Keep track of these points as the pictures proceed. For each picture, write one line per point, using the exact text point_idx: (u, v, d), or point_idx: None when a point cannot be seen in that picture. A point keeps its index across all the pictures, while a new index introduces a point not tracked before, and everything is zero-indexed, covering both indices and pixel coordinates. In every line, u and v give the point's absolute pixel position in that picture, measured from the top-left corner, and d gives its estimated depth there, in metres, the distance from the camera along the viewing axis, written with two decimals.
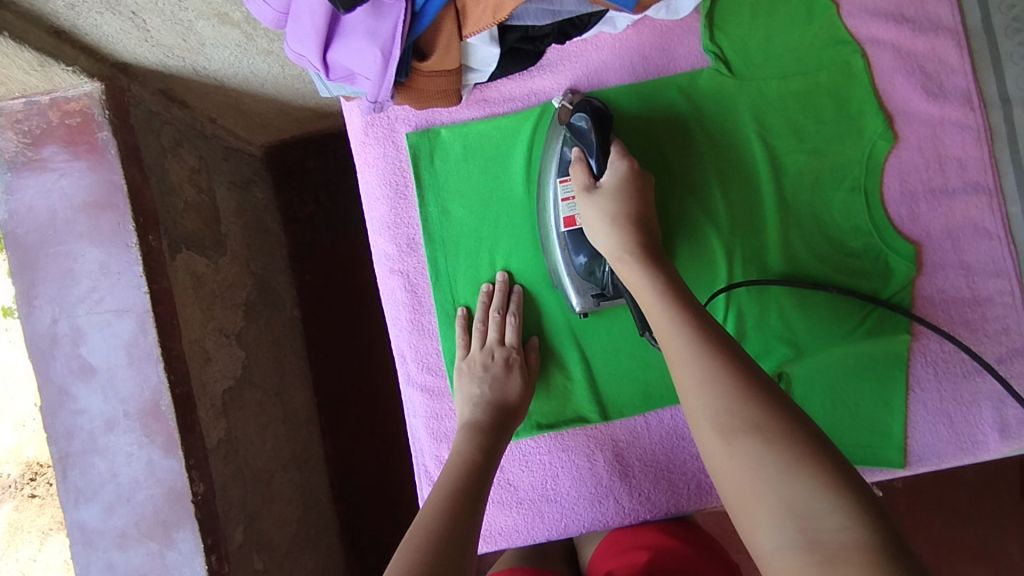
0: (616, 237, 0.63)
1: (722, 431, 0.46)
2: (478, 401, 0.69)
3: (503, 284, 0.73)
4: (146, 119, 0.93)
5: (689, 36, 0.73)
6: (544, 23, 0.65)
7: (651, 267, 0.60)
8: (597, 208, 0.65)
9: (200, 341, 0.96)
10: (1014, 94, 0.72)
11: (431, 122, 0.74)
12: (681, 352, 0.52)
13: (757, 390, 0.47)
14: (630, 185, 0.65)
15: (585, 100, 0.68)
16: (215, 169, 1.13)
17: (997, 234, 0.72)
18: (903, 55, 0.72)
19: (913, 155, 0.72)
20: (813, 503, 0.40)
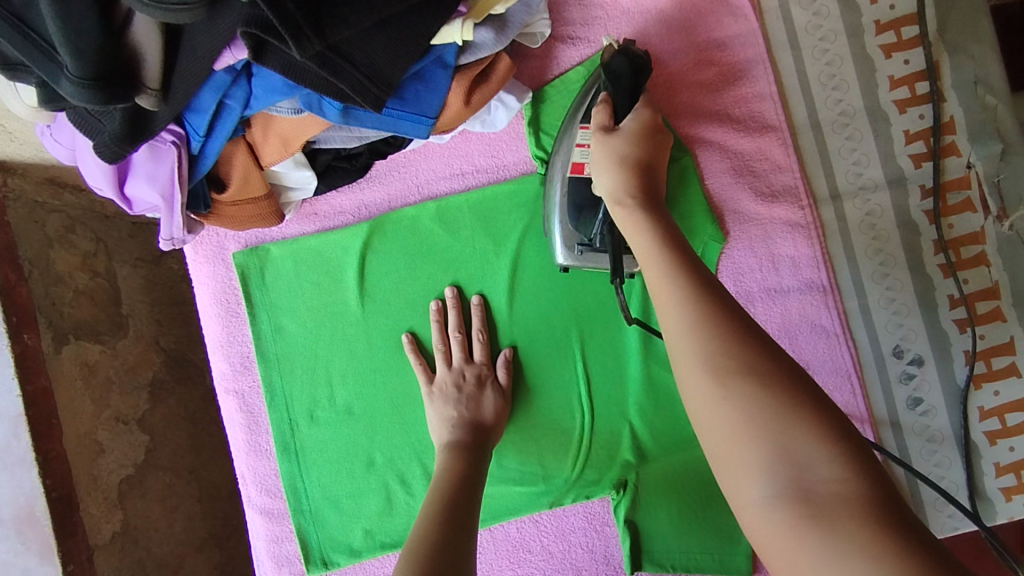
0: (615, 176, 0.54)
1: (714, 372, 0.39)
2: (456, 423, 0.68)
3: (454, 299, 0.71)
4: (25, 212, 0.83)
5: (516, 143, 0.72)
6: (353, 145, 0.64)
7: (649, 212, 0.52)
8: (603, 150, 0.56)
9: (92, 433, 0.85)
10: (843, 188, 0.72)
11: (261, 239, 0.72)
12: (673, 300, 0.43)
13: (742, 334, 0.40)
14: (649, 133, 0.57)
15: (626, 48, 0.63)
16: (119, 249, 0.94)
17: (835, 331, 0.71)
18: (730, 155, 0.72)
19: (745, 254, 0.72)
20: (808, 451, 0.35)
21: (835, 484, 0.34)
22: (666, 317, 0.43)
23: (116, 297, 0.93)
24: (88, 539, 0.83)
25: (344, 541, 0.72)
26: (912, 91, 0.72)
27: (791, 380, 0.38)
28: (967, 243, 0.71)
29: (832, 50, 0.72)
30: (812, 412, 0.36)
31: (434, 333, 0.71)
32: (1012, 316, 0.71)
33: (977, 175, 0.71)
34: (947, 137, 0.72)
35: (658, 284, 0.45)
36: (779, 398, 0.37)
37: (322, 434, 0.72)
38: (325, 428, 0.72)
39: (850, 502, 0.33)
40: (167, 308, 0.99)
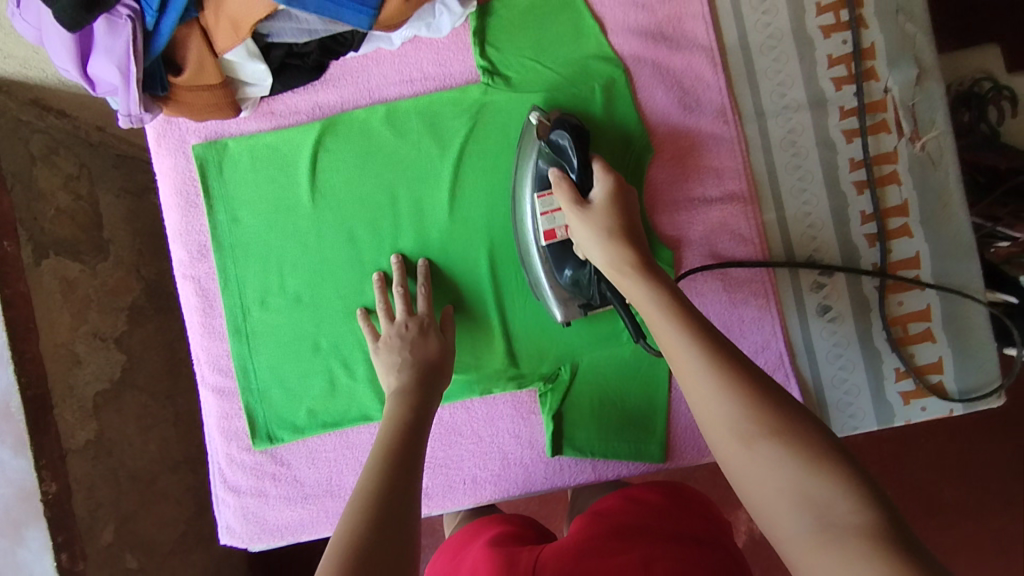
0: (611, 253, 0.63)
1: (742, 436, 0.46)
2: (399, 364, 0.69)
3: (398, 265, 0.75)
4: (9, 127, 0.89)
5: (462, 53, 0.77)
6: (304, 40, 0.69)
7: (651, 278, 0.60)
8: (583, 226, 0.64)
9: (69, 345, 0.90)
10: (768, 107, 0.77)
11: (220, 133, 0.77)
12: (704, 382, 0.50)
13: (768, 403, 0.47)
14: (618, 203, 0.65)
15: (562, 119, 0.70)
16: (102, 177, 1.03)
17: (751, 240, 0.76)
18: (662, 71, 0.76)
19: (673, 167, 0.76)
20: (820, 489, 0.42)
21: (850, 515, 0.40)
22: (688, 376, 0.52)
23: (97, 221, 1.00)
24: (63, 441, 0.86)
25: (288, 418, 0.78)
26: (836, 18, 0.76)
27: (806, 432, 0.45)
28: (882, 162, 0.76)
29: None
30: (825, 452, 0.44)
31: (378, 294, 0.75)
32: (918, 232, 0.76)
33: (892, 98, 0.76)
34: (868, 62, 0.76)
35: (678, 357, 0.53)
36: (802, 450, 0.44)
37: (271, 319, 0.77)
38: (274, 314, 0.77)
39: (861, 528, 0.39)
40: (144, 238, 1.09)
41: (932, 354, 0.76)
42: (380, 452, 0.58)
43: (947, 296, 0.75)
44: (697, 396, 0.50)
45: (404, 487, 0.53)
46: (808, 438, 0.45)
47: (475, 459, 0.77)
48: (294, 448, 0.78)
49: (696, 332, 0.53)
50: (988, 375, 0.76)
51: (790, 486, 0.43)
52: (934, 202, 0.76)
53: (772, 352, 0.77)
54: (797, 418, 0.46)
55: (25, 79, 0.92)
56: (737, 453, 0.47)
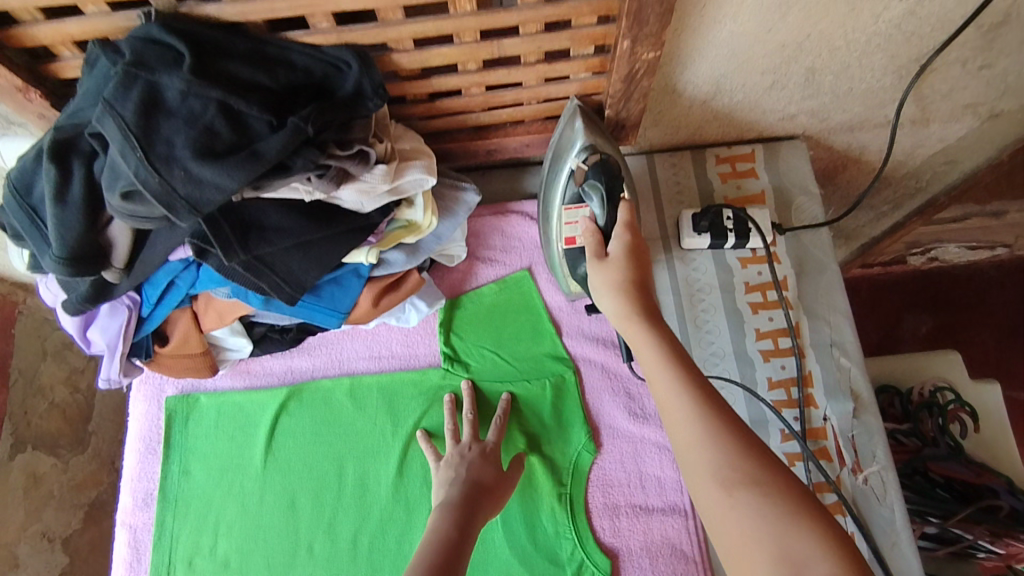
0: (620, 300, 0.61)
1: (723, 483, 0.48)
2: (452, 480, 0.71)
3: (467, 392, 0.80)
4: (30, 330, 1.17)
5: (429, 338, 0.84)
6: (285, 322, 0.78)
7: (659, 328, 0.58)
8: (598, 276, 0.63)
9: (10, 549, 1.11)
10: None
11: (195, 388, 0.82)
12: (688, 423, 0.51)
13: (744, 444, 0.49)
14: (636, 254, 0.64)
15: (601, 163, 0.68)
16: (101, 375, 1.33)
17: (694, 557, 0.74)
18: (610, 375, 0.82)
19: (615, 468, 0.78)
20: (804, 551, 0.44)
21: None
22: (677, 430, 0.52)
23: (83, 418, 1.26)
24: None
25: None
26: (776, 344, 0.83)
27: (788, 483, 0.47)
28: (825, 490, 0.76)
29: (707, 300, 0.85)
30: (807, 509, 0.46)
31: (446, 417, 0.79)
32: None
33: (832, 427, 0.79)
34: (807, 388, 0.80)
35: (664, 396, 0.53)
36: (779, 504, 0.46)
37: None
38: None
39: None
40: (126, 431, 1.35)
41: None
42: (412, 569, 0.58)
43: None
44: (681, 444, 0.51)
45: None
46: (791, 497, 0.46)
47: None
48: None
49: (692, 378, 0.53)
50: None
51: (770, 548, 0.44)
52: (882, 540, 0.74)
53: None
54: (779, 468, 0.48)
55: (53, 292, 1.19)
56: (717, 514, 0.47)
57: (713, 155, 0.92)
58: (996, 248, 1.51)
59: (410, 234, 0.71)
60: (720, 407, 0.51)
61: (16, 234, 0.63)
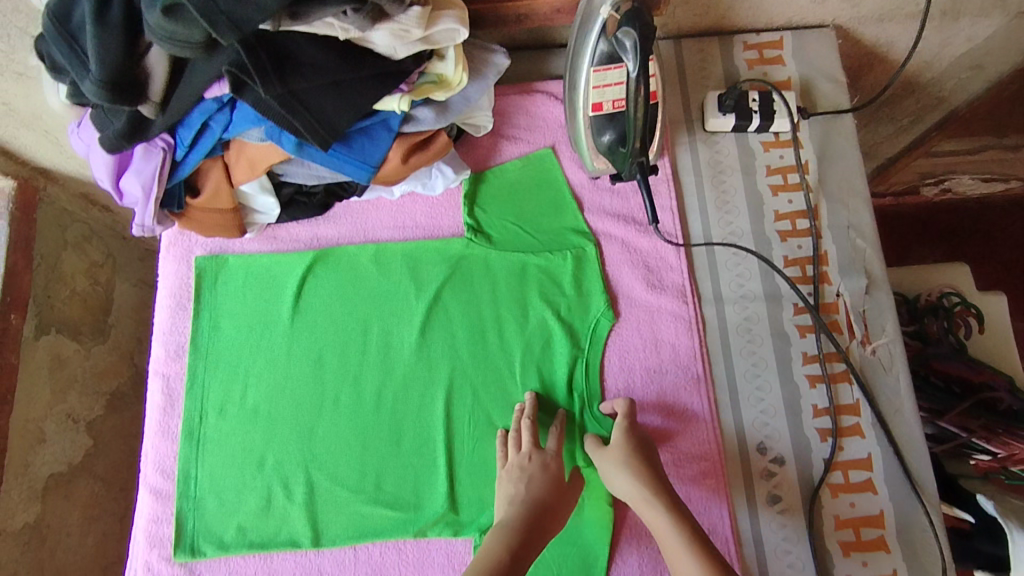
0: (633, 487, 0.69)
1: None
2: (513, 499, 0.70)
3: (530, 404, 0.76)
4: (53, 216, 1.25)
5: (453, 210, 0.86)
6: (313, 183, 0.79)
7: (677, 517, 0.66)
8: (608, 460, 0.72)
9: (39, 423, 1.21)
10: (726, 294, 0.82)
11: (223, 250, 0.85)
12: None
13: None
14: (633, 445, 0.71)
15: (635, 13, 0.68)
16: (122, 268, 1.44)
17: (704, 416, 0.77)
18: (630, 250, 0.83)
19: (632, 334, 0.81)
20: None
21: None
22: None
23: (103, 305, 1.38)
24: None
25: (216, 531, 0.76)
26: (794, 225, 0.84)
27: None
28: (834, 359, 0.79)
29: (728, 182, 0.86)
30: None
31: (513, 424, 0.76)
32: (870, 433, 0.77)
33: (845, 302, 0.81)
34: (821, 266, 0.82)
35: (683, 574, 0.62)
36: None
37: (225, 428, 0.79)
38: (229, 423, 0.79)
39: None
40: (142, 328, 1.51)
41: (886, 567, 0.72)
42: None
43: (897, 506, 0.74)
44: None
45: None
46: None
47: None
48: (213, 567, 0.75)
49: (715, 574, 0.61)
50: None
51: None
52: (885, 405, 0.78)
53: (718, 539, 0.73)
54: None
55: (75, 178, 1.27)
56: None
57: (741, 41, 0.91)
58: (1012, 183, 1.48)
59: (441, 90, 0.72)
60: None
61: (54, 65, 0.64)
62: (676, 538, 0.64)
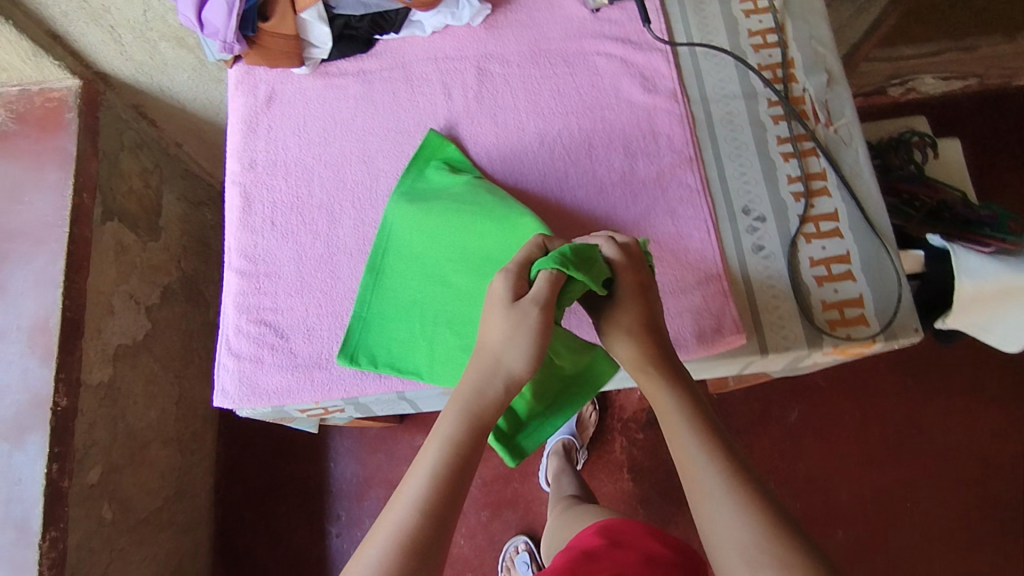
0: (637, 356, 0.70)
1: (749, 562, 0.57)
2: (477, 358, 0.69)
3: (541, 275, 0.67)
4: (113, 119, 1.40)
5: (477, 43, 1.02)
6: (360, 13, 0.95)
7: (680, 391, 0.68)
8: (614, 332, 0.72)
9: (109, 297, 1.36)
10: (710, 95, 0.97)
11: (284, 84, 1.01)
12: (711, 484, 0.62)
13: (764, 522, 0.59)
14: (637, 307, 0.71)
15: None
16: (168, 179, 1.61)
17: (696, 186, 0.92)
18: (627, 64, 0.99)
19: (633, 128, 0.96)
20: None
21: None
22: (701, 476, 0.63)
23: (155, 207, 1.55)
24: (79, 367, 1.23)
25: (372, 348, 0.85)
26: (765, 40, 1.00)
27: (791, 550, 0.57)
28: (805, 139, 0.94)
29: (708, 9, 1.02)
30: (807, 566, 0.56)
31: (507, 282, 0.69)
32: (836, 193, 0.92)
33: (810, 96, 0.96)
34: (790, 69, 0.98)
35: (688, 462, 0.64)
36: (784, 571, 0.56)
37: (405, 278, 0.86)
38: (397, 270, 0.87)
39: None
40: (189, 239, 1.67)
41: (854, 292, 0.88)
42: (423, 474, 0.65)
43: (862, 246, 0.89)
44: (702, 493, 0.62)
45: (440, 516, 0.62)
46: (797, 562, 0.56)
47: None
48: (294, 326, 0.90)
49: (720, 462, 0.63)
50: (903, 313, 0.86)
51: None
52: (847, 171, 0.93)
53: (713, 277, 0.88)
54: (782, 531, 0.58)
55: (131, 86, 1.42)
56: (724, 518, 0.60)
57: None
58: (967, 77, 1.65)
59: None
60: (743, 478, 0.62)
61: None
62: (676, 414, 0.67)
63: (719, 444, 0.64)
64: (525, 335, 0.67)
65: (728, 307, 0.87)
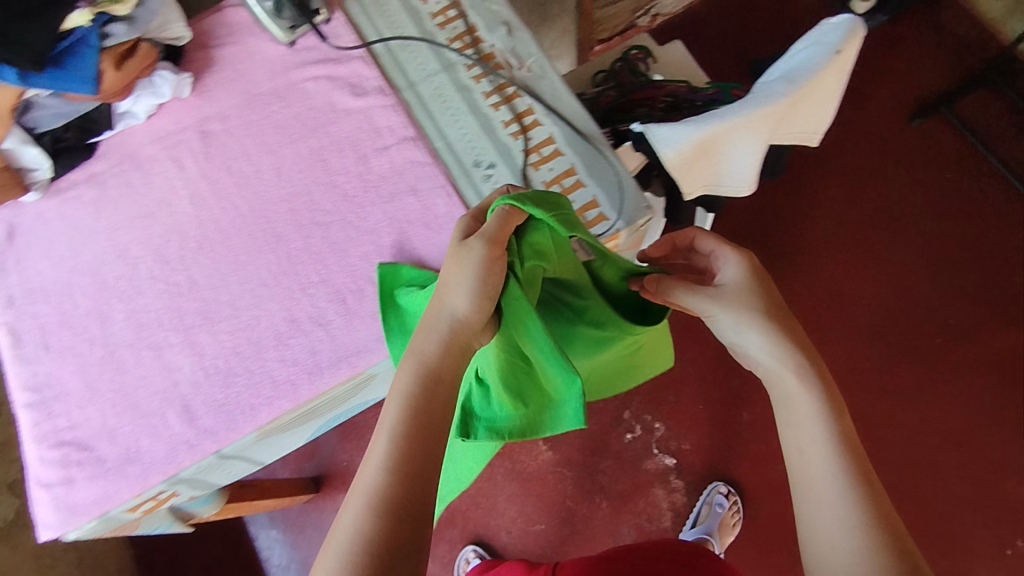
0: (763, 336, 0.74)
1: (863, 536, 0.64)
2: (438, 317, 0.73)
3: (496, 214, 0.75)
4: None
5: (192, 111, 1.06)
6: (62, 123, 0.98)
7: (818, 373, 0.72)
8: (726, 306, 0.76)
9: None
10: (414, 79, 1.05)
11: (16, 212, 1.01)
12: (829, 463, 0.68)
13: (870, 503, 0.66)
14: (749, 282, 0.78)
15: None
16: None
17: (426, 160, 0.99)
18: (333, 79, 1.05)
19: (357, 131, 1.02)
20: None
21: None
22: (812, 457, 0.69)
23: None
24: None
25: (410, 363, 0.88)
26: (445, 16, 1.09)
27: (885, 530, 0.65)
28: (506, 86, 1.03)
29: (389, 9, 1.10)
30: (893, 552, 0.63)
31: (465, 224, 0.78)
32: (546, 121, 1.01)
33: (498, 49, 1.06)
34: (474, 33, 1.07)
35: (804, 448, 0.70)
36: (877, 547, 0.64)
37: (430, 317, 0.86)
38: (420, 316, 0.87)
39: None
40: None
41: (587, 196, 0.96)
42: (403, 432, 0.65)
43: (581, 156, 0.98)
44: (821, 474, 0.68)
45: (405, 481, 0.63)
46: (887, 535, 0.64)
47: (249, 389, 0.90)
48: (96, 434, 0.89)
49: (849, 449, 0.69)
50: (633, 198, 0.95)
51: None
52: (549, 99, 1.02)
53: None
54: (878, 513, 0.66)
55: None
56: (846, 532, 0.65)
57: None
58: None
59: (118, 4, 0.90)
60: (855, 464, 0.68)
61: None
62: (808, 398, 0.71)
63: (850, 458, 0.68)
64: (463, 274, 0.72)
65: None
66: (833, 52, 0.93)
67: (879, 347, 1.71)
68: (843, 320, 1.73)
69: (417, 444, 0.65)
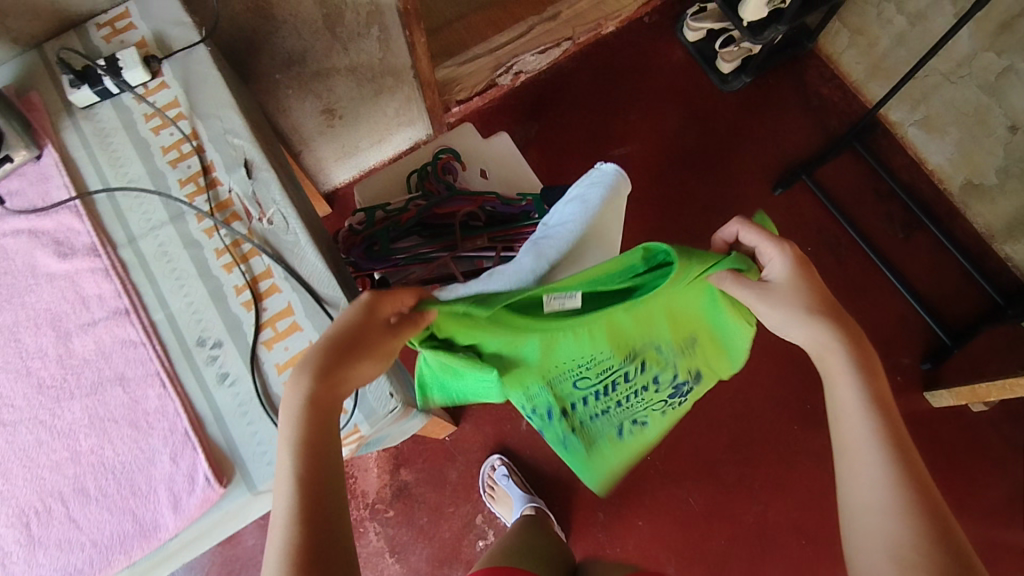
0: (816, 327, 0.79)
1: (921, 486, 0.71)
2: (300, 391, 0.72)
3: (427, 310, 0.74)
4: None
5: None
6: None
7: (862, 361, 0.78)
8: (783, 299, 0.79)
9: None
10: (136, 232, 0.89)
11: None
12: (863, 429, 0.75)
13: (909, 474, 0.72)
14: (796, 274, 0.81)
15: None
16: None
17: (139, 340, 0.84)
18: (35, 234, 0.88)
19: (58, 303, 0.86)
20: (884, 519, 0.70)
21: (891, 539, 0.69)
22: (849, 421, 0.76)
23: None
24: None
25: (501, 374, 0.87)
26: (179, 152, 0.93)
27: (921, 495, 0.71)
28: (242, 241, 0.89)
29: (115, 141, 0.94)
30: (921, 516, 0.69)
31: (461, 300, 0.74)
32: (285, 287, 0.87)
33: (237, 194, 0.91)
34: (210, 173, 0.92)
35: (848, 411, 0.77)
36: (888, 502, 0.71)
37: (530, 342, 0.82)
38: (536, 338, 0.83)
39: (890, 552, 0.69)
40: None
41: None
42: (286, 496, 0.70)
43: (320, 331, 0.85)
44: (851, 438, 0.76)
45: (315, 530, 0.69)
46: (916, 495, 0.71)
47: None
48: None
49: (886, 422, 0.75)
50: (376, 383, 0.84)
51: (888, 525, 0.70)
52: (291, 260, 0.88)
53: (177, 434, 0.81)
54: (920, 477, 0.72)
55: None
56: (873, 464, 0.73)
57: (94, 24, 0.99)
58: (562, 43, 1.94)
59: None
60: (897, 440, 0.74)
61: None
62: (846, 374, 0.77)
63: (881, 413, 0.75)
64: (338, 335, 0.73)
65: (198, 462, 0.79)
66: (594, 215, 0.88)
67: (738, 437, 1.65)
68: (700, 409, 1.67)
69: (303, 503, 0.70)
